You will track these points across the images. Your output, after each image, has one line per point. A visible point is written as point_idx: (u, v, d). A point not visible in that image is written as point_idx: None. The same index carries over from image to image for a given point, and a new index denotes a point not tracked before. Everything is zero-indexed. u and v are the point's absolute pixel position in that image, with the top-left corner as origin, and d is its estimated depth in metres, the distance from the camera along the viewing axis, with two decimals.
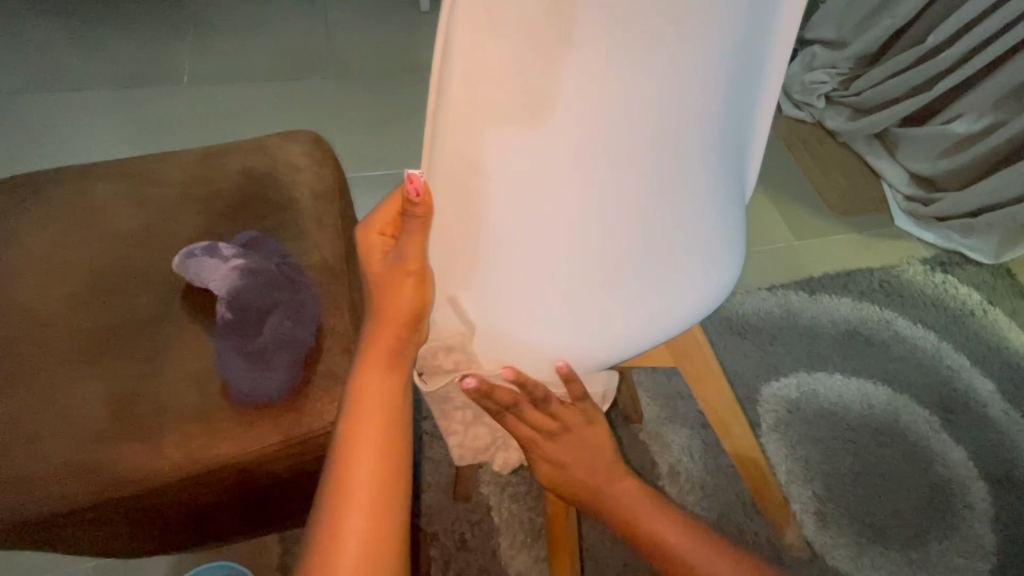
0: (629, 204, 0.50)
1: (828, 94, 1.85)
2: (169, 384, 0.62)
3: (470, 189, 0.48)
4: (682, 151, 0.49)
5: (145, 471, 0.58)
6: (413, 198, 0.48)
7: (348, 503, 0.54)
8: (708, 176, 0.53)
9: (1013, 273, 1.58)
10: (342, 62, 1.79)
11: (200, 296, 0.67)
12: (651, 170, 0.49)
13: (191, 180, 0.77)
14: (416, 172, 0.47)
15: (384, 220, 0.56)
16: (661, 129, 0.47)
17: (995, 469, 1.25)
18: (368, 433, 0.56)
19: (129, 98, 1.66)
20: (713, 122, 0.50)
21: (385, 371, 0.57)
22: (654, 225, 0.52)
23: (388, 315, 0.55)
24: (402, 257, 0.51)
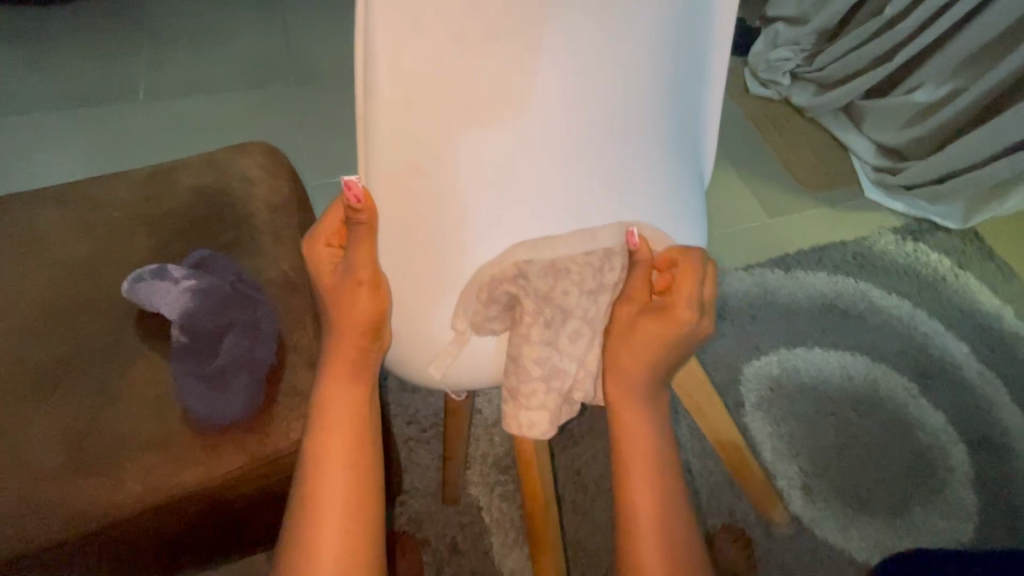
0: (577, 204, 0.50)
1: (792, 70, 1.86)
2: (127, 414, 0.60)
3: (415, 197, 0.48)
4: (626, 147, 0.50)
5: (109, 504, 0.56)
6: (355, 205, 0.50)
7: (317, 517, 0.53)
8: (659, 172, 0.53)
9: (980, 236, 1.61)
10: (304, 67, 1.76)
11: (154, 320, 0.65)
12: (591, 161, 0.49)
13: (140, 201, 0.74)
14: (353, 180, 0.49)
15: (328, 232, 0.56)
16: (600, 126, 0.47)
17: (972, 430, 1.28)
18: (335, 444, 0.56)
19: (84, 117, 1.61)
20: (656, 116, 0.50)
21: (350, 380, 0.57)
22: (606, 223, 0.52)
23: (346, 323, 0.55)
24: (352, 267, 0.53)
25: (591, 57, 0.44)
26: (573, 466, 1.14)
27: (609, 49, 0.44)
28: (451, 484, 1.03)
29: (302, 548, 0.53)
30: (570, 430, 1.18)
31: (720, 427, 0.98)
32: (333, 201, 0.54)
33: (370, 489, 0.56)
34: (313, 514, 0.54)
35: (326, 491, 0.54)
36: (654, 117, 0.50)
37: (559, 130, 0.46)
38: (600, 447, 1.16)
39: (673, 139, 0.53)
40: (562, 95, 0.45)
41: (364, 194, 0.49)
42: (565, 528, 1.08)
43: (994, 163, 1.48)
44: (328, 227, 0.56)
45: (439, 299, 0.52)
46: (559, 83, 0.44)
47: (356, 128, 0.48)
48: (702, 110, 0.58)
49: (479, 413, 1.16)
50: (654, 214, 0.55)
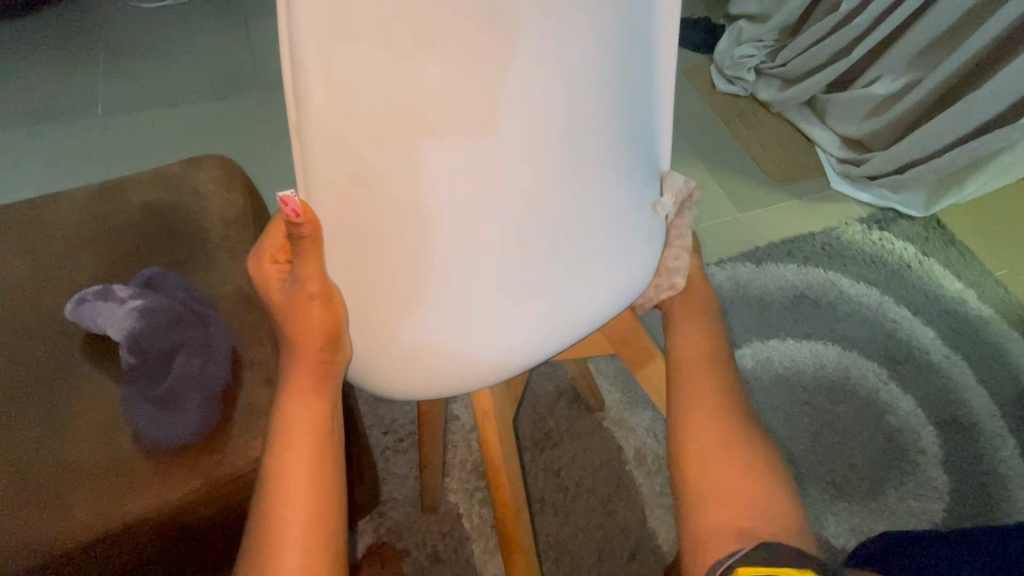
0: (523, 202, 0.50)
1: (756, 66, 1.89)
2: (73, 441, 0.58)
3: (357, 201, 0.48)
4: (570, 143, 0.50)
5: (56, 536, 0.54)
6: (294, 219, 0.47)
7: (275, 540, 0.51)
8: (606, 168, 0.53)
9: (943, 223, 1.65)
10: (270, 76, 1.73)
11: (103, 342, 0.63)
12: (532, 164, 0.49)
13: (87, 220, 0.72)
14: (288, 194, 0.47)
15: (275, 246, 0.54)
16: (537, 131, 0.47)
17: (941, 412, 1.31)
18: (296, 463, 0.53)
19: (40, 133, 1.56)
20: (597, 117, 0.50)
21: (311, 395, 0.56)
22: (553, 219, 0.52)
23: (305, 336, 0.54)
24: (300, 283, 0.52)
25: (525, 56, 0.44)
26: (552, 468, 1.14)
27: (544, 46, 0.44)
28: (429, 493, 1.02)
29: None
30: (548, 432, 1.18)
31: None
32: (277, 215, 0.53)
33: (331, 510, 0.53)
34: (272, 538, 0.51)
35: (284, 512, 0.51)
36: (597, 113, 0.50)
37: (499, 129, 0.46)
38: (579, 448, 1.16)
39: (621, 134, 0.53)
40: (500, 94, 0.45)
41: (302, 208, 0.47)
42: (546, 529, 1.08)
43: (951, 151, 1.52)
44: (275, 242, 0.54)
45: (390, 303, 0.52)
46: (494, 82, 0.44)
47: (291, 141, 0.48)
48: (654, 105, 0.58)
49: (456, 419, 1.16)
50: (603, 210, 0.55)
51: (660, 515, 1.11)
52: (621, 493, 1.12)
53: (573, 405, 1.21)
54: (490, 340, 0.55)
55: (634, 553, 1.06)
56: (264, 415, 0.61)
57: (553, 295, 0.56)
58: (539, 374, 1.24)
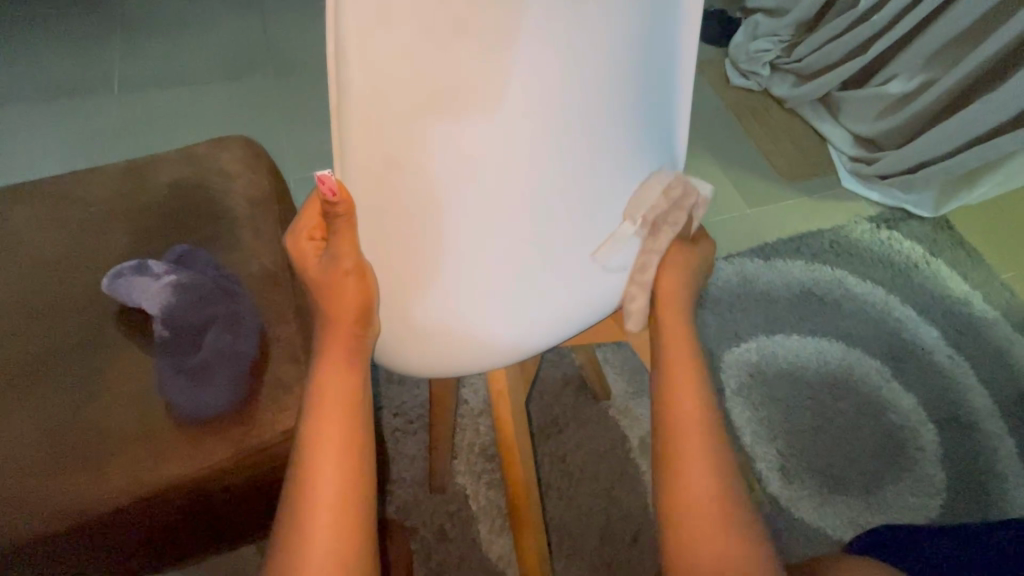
0: (548, 191, 0.52)
1: (772, 62, 1.89)
2: (107, 409, 0.60)
3: (388, 185, 0.51)
4: (592, 134, 0.52)
5: (92, 499, 0.57)
6: (331, 198, 0.51)
7: (308, 501, 0.53)
8: (625, 159, 0.56)
9: (952, 224, 1.66)
10: (285, 58, 1.74)
11: (133, 316, 0.65)
12: (560, 154, 0.51)
13: (116, 196, 0.74)
14: (326, 174, 0.50)
15: (310, 225, 0.58)
16: (566, 122, 0.50)
17: (942, 411, 1.33)
18: (328, 434, 0.55)
19: (57, 110, 1.57)
20: (623, 109, 0.52)
21: (345, 366, 0.58)
22: (575, 207, 0.55)
23: (338, 312, 0.57)
24: (336, 257, 0.54)
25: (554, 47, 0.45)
26: (558, 454, 1.16)
27: (578, 39, 0.46)
28: (438, 473, 1.05)
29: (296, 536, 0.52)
30: (555, 419, 1.20)
31: None
32: (312, 196, 0.56)
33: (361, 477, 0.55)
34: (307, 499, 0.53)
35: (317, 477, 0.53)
36: (620, 107, 0.52)
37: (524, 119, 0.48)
38: (584, 435, 1.18)
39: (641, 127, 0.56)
40: (529, 85, 0.47)
41: (338, 187, 0.51)
42: (552, 513, 1.10)
43: (963, 153, 1.52)
44: (312, 222, 0.57)
45: (417, 282, 0.55)
46: (528, 73, 0.46)
47: (330, 118, 0.50)
48: (674, 99, 0.60)
49: (466, 403, 1.18)
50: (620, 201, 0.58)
51: None
52: (625, 480, 1.14)
53: (579, 393, 1.23)
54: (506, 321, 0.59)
55: (635, 538, 1.09)
56: (291, 391, 0.63)
57: (572, 280, 0.59)
58: (546, 362, 1.26)
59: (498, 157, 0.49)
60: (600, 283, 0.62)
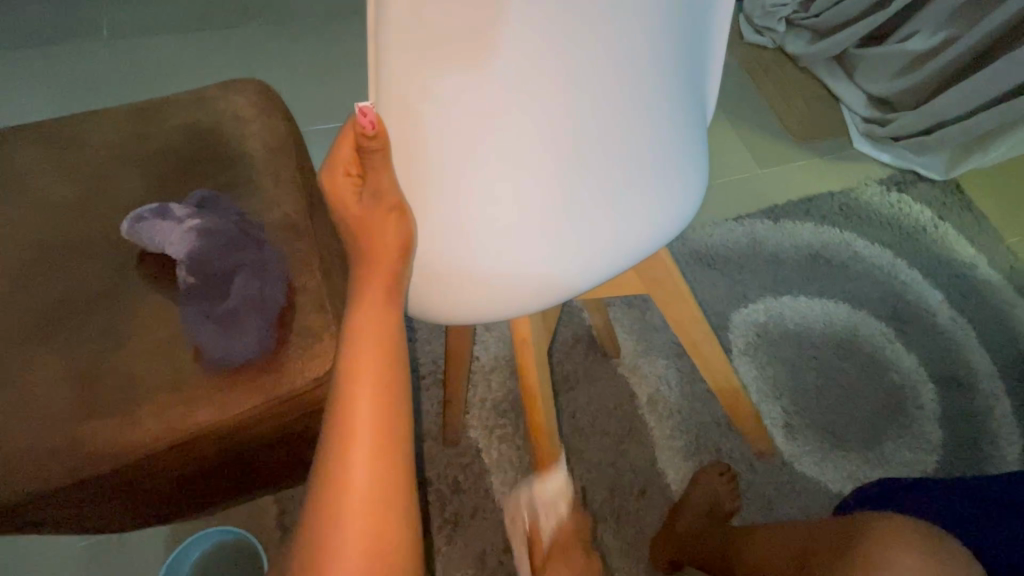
0: (584, 127, 0.53)
1: (788, 17, 1.82)
2: (135, 355, 0.59)
3: (426, 121, 0.50)
4: (631, 62, 0.52)
5: (124, 443, 0.56)
6: (369, 131, 0.50)
7: (351, 446, 0.51)
8: (657, 98, 0.56)
9: (962, 187, 1.65)
10: (282, 5, 1.65)
11: (155, 263, 0.64)
12: (596, 89, 0.51)
13: (126, 139, 0.71)
14: (367, 106, 0.49)
15: (346, 158, 0.54)
16: (605, 55, 0.50)
17: (942, 371, 1.36)
18: (364, 380, 0.53)
19: (45, 57, 1.50)
20: (659, 43, 0.53)
21: (384, 304, 0.56)
22: (609, 145, 0.55)
23: (379, 252, 0.55)
24: (376, 193, 0.53)
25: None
26: (567, 411, 1.18)
27: None
28: (452, 427, 1.06)
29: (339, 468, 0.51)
30: (564, 376, 1.21)
31: (711, 370, 1.02)
32: (347, 126, 0.53)
33: (401, 413, 0.54)
34: (348, 433, 0.52)
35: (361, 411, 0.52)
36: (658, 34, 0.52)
37: (569, 43, 0.48)
38: (593, 392, 1.20)
39: (674, 59, 0.56)
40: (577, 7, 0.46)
41: (378, 120, 0.50)
42: None
43: (979, 114, 1.50)
44: (346, 153, 0.54)
45: (452, 221, 0.56)
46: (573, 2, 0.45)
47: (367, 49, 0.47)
48: (703, 38, 0.60)
49: (477, 360, 1.18)
50: (653, 135, 0.58)
51: (668, 456, 1.15)
52: (633, 435, 1.17)
53: (589, 352, 1.24)
54: (542, 260, 0.60)
55: (643, 490, 1.12)
56: (319, 338, 0.62)
57: (603, 222, 0.60)
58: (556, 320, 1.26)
59: (541, 87, 0.49)
60: (630, 227, 0.63)
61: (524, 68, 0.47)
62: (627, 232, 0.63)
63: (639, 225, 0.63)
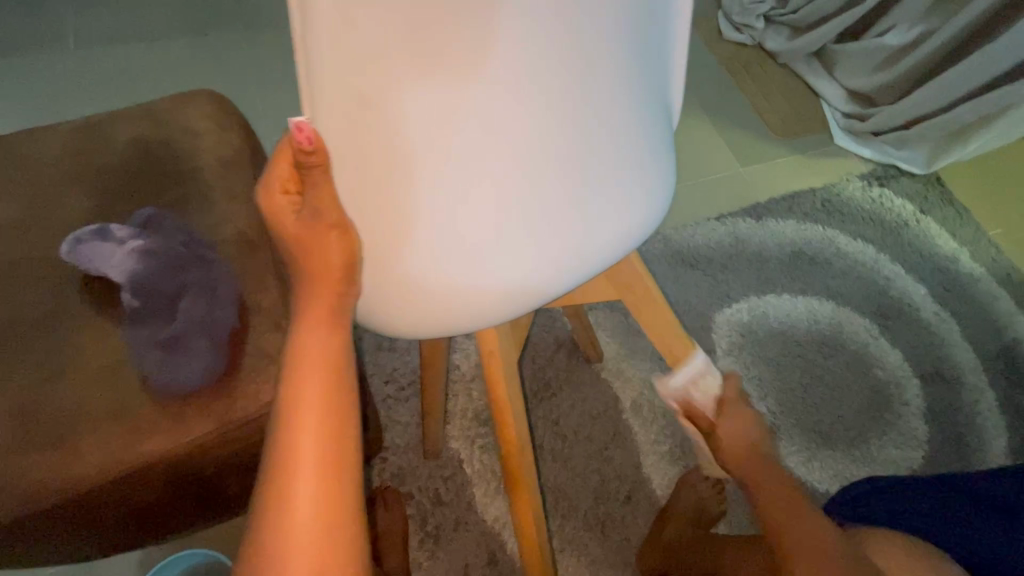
0: (532, 130, 0.52)
1: (766, 13, 1.82)
2: (80, 383, 0.57)
3: (367, 119, 0.48)
4: (586, 57, 0.51)
5: (70, 477, 0.54)
6: (307, 148, 0.48)
7: (289, 469, 0.49)
8: (611, 99, 0.55)
9: (943, 181, 1.65)
10: (255, 11, 1.62)
11: (101, 287, 0.61)
12: (541, 91, 0.50)
13: (72, 156, 0.68)
14: (303, 121, 0.47)
15: (284, 177, 0.52)
16: (545, 55, 0.49)
17: (926, 366, 1.36)
18: (305, 402, 0.50)
19: (8, 69, 1.46)
20: (606, 43, 0.51)
21: (326, 328, 0.52)
22: (562, 147, 0.54)
23: (322, 269, 0.52)
24: (317, 211, 0.50)
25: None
26: (550, 418, 1.16)
27: None
28: (431, 439, 1.04)
29: (278, 510, 0.49)
30: (547, 382, 1.19)
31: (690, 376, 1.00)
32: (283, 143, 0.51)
33: (347, 450, 0.51)
34: (288, 471, 0.49)
35: (299, 449, 0.49)
36: (614, 29, 0.51)
37: (519, 36, 0.47)
38: (577, 398, 1.18)
39: (630, 55, 0.54)
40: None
41: (315, 136, 0.48)
42: (545, 475, 1.11)
43: (958, 107, 1.50)
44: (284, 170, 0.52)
45: (401, 233, 0.54)
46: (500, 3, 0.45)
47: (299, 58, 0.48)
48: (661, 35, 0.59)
49: (457, 370, 1.16)
50: (616, 136, 0.57)
51: (654, 461, 1.14)
52: (617, 440, 1.15)
53: (572, 357, 1.22)
54: (498, 268, 0.57)
55: (628, 496, 1.10)
56: (274, 359, 0.60)
57: (564, 227, 0.58)
58: (538, 326, 1.25)
59: (489, 82, 0.48)
60: (595, 232, 0.61)
61: (465, 63, 0.47)
62: (589, 239, 0.61)
63: (604, 231, 0.61)
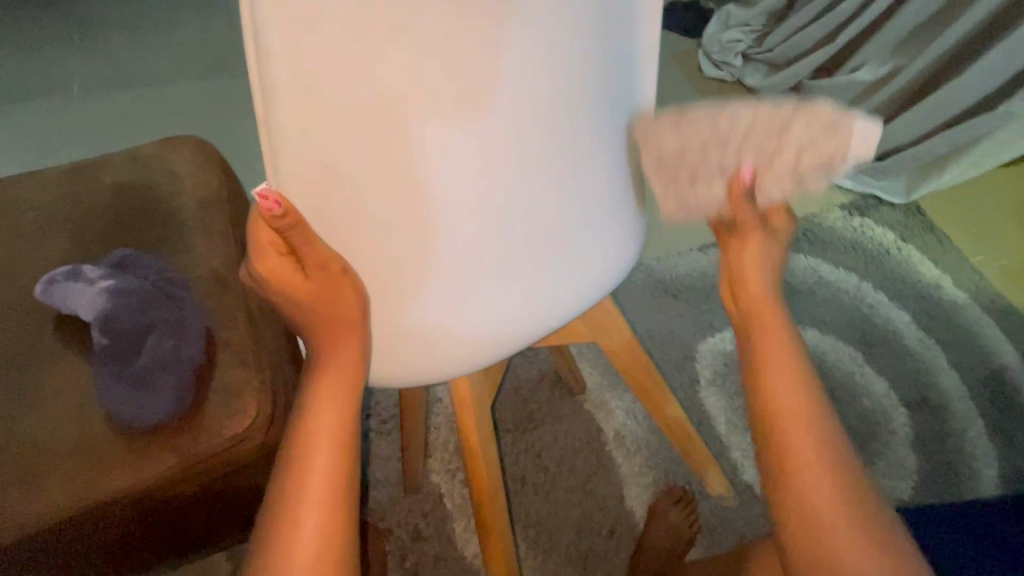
0: (508, 185, 0.53)
1: (744, 51, 1.89)
2: (48, 419, 0.60)
3: (332, 186, 0.49)
4: (552, 117, 0.52)
5: (35, 511, 0.57)
6: (277, 211, 0.47)
7: (301, 494, 0.50)
8: (584, 150, 0.56)
9: (922, 210, 1.68)
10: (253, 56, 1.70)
11: (74, 325, 0.66)
12: (514, 149, 0.52)
13: (58, 200, 0.73)
14: (266, 191, 0.47)
15: (272, 240, 0.53)
16: (517, 117, 0.50)
17: (912, 394, 1.35)
18: (325, 424, 0.53)
19: (15, 114, 1.53)
20: (577, 99, 0.53)
21: (335, 390, 0.54)
22: (537, 198, 0.56)
23: (329, 318, 0.54)
24: (317, 260, 0.51)
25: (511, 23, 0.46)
26: (532, 450, 1.16)
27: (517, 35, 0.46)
28: (411, 472, 1.04)
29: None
30: (530, 414, 1.20)
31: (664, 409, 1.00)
32: (257, 211, 0.51)
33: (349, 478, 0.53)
34: (289, 538, 0.49)
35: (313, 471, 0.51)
36: (583, 88, 0.53)
37: (482, 102, 0.48)
38: (560, 429, 1.18)
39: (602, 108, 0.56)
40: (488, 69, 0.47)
41: (281, 200, 0.47)
42: (528, 509, 1.10)
43: (929, 139, 1.54)
44: (266, 236, 0.52)
45: (380, 284, 0.55)
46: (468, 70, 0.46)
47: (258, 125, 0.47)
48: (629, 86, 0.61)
49: (440, 402, 1.17)
50: (589, 184, 0.59)
51: (637, 493, 1.13)
52: (600, 472, 1.14)
53: (555, 388, 1.23)
54: (476, 316, 0.59)
55: (611, 530, 1.09)
56: (241, 396, 0.64)
57: (544, 269, 0.60)
58: (522, 358, 1.26)
59: (460, 143, 0.49)
60: (573, 270, 0.63)
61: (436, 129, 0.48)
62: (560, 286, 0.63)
63: (574, 279, 0.64)
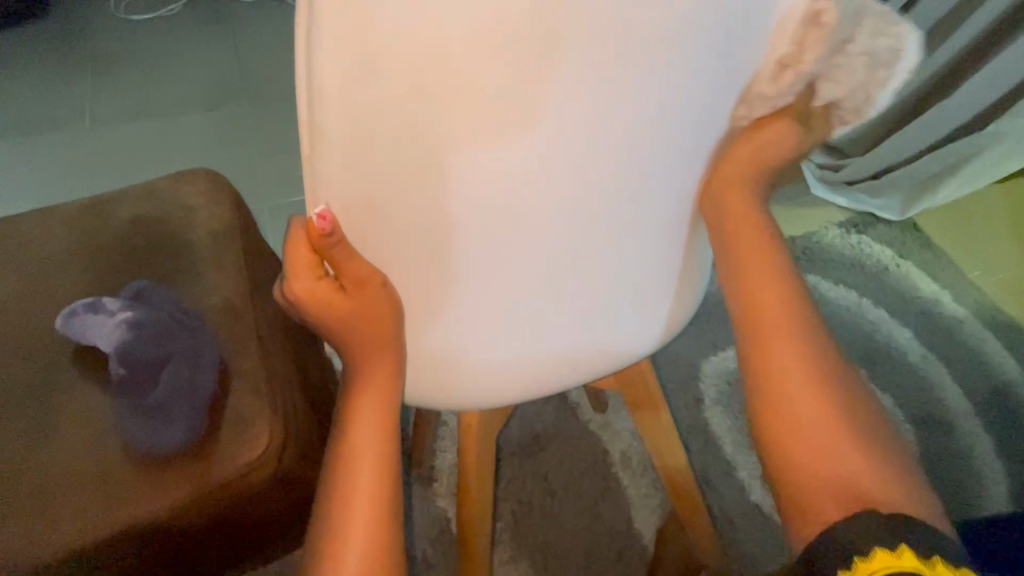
0: (586, 226, 0.49)
1: None
2: (64, 452, 0.62)
3: (395, 217, 0.45)
4: (644, 158, 0.46)
5: (50, 543, 0.58)
6: (325, 232, 0.45)
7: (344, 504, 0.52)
8: (668, 187, 0.50)
9: (918, 227, 1.71)
10: (262, 85, 1.74)
11: (89, 356, 0.67)
12: (599, 190, 0.46)
13: (75, 234, 0.75)
14: (323, 209, 0.45)
15: (306, 261, 0.50)
16: (607, 160, 0.44)
17: (917, 411, 1.36)
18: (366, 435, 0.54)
19: (30, 146, 1.57)
20: (674, 137, 0.46)
21: (378, 433, 0.54)
22: (614, 237, 0.51)
23: (361, 342, 0.53)
24: (353, 277, 0.49)
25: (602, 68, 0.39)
26: (539, 472, 1.16)
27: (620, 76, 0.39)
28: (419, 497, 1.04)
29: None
30: (537, 436, 1.20)
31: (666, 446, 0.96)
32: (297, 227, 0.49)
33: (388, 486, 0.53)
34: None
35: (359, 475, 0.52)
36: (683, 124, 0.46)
37: (563, 149, 0.42)
38: (567, 451, 1.18)
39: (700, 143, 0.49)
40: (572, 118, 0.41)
41: (333, 223, 0.45)
42: (536, 532, 1.09)
43: (923, 158, 1.58)
44: (304, 269, 0.50)
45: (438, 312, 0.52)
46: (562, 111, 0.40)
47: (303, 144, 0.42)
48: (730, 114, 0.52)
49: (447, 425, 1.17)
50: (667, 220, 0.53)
51: (646, 515, 1.12)
52: (609, 494, 1.14)
53: (560, 409, 1.23)
54: (536, 348, 0.57)
55: (620, 553, 1.08)
56: (252, 424, 0.65)
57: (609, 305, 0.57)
58: None
59: (541, 186, 0.44)
60: (637, 302, 0.59)
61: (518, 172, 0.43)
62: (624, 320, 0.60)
63: (641, 309, 0.60)
